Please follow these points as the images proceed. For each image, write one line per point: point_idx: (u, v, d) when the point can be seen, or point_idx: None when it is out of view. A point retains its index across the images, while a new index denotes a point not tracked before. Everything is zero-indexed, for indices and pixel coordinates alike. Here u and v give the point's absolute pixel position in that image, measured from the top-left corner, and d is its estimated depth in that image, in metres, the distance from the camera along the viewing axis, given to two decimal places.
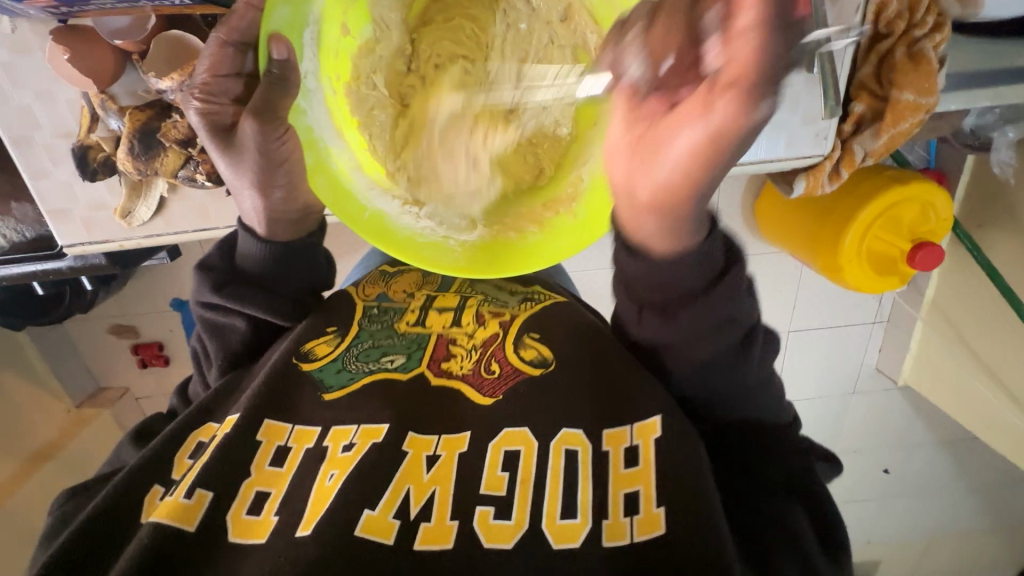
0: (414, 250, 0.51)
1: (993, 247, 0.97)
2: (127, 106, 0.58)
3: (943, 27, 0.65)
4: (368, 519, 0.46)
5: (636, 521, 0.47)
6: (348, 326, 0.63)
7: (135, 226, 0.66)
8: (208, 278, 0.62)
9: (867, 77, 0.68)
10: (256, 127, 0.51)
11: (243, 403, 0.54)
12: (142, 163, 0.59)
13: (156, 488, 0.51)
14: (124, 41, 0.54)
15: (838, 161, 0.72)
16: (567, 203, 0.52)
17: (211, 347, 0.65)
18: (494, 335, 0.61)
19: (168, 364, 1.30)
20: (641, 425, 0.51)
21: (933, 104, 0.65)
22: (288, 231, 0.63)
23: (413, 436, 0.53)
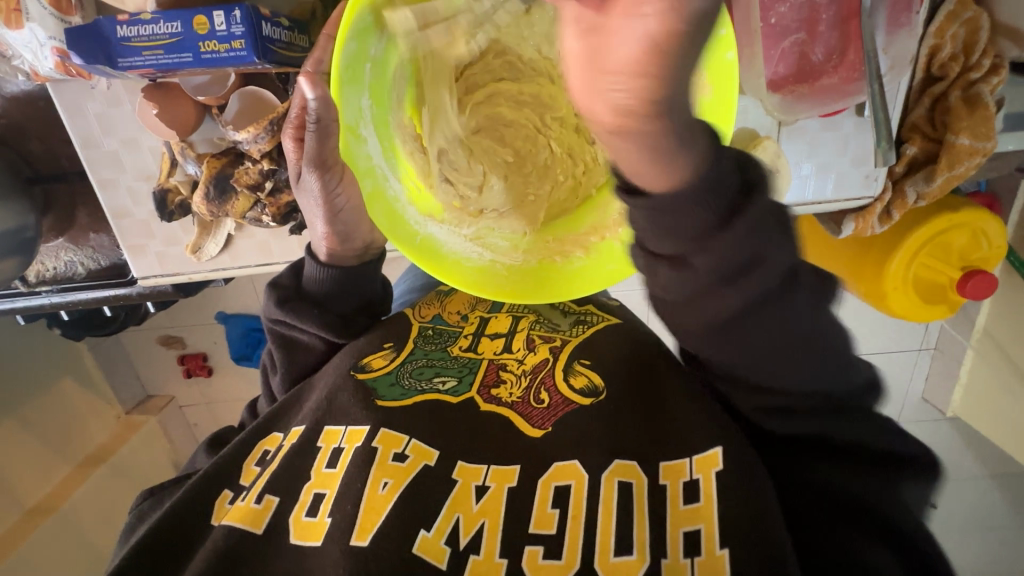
0: (462, 274, 0.55)
1: None
2: (203, 153, 0.62)
3: (1001, 69, 0.64)
4: (423, 539, 0.49)
5: (698, 562, 0.47)
6: (404, 343, 0.65)
7: (204, 261, 0.71)
8: (275, 295, 0.65)
9: (919, 119, 0.68)
10: (316, 176, 0.56)
11: (309, 414, 0.59)
12: (215, 206, 0.63)
13: (223, 491, 0.57)
14: (206, 97, 0.58)
15: (890, 203, 0.71)
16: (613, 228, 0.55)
17: (278, 356, 0.67)
18: (546, 361, 0.61)
19: (210, 375, 1.39)
20: (701, 457, 0.51)
21: (990, 148, 0.63)
22: (352, 257, 0.65)
23: (462, 465, 0.54)
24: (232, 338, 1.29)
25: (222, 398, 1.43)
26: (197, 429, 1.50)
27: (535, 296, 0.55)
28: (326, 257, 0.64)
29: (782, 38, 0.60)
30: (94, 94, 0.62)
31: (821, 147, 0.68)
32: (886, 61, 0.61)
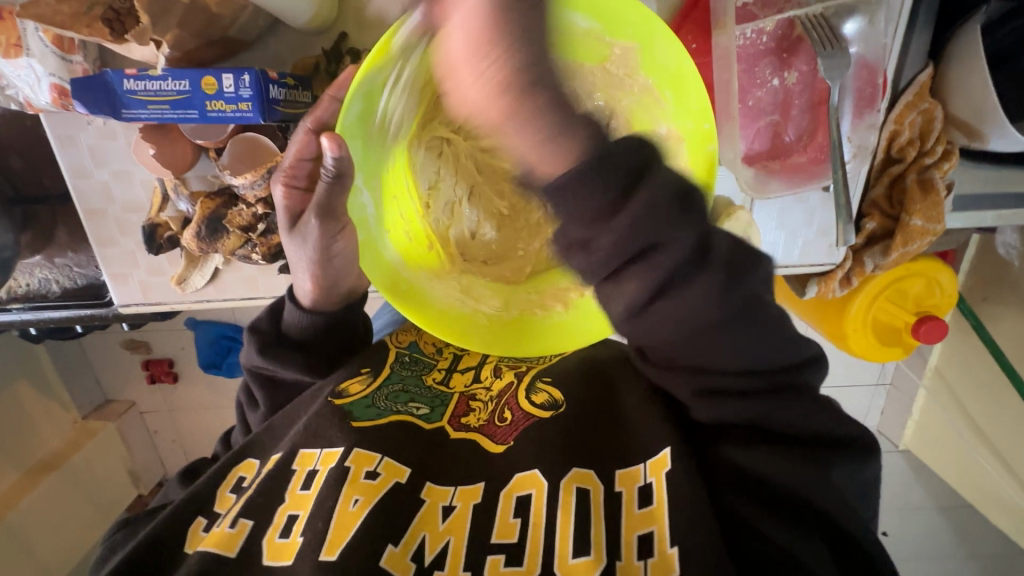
0: (438, 321, 0.56)
1: (999, 322, 1.01)
2: (196, 191, 0.62)
3: (951, 157, 0.70)
4: (390, 553, 0.51)
5: (651, 565, 0.48)
6: (381, 368, 0.66)
7: (188, 292, 0.71)
8: (256, 341, 0.67)
9: (878, 197, 0.74)
10: (317, 222, 0.55)
11: (287, 441, 0.60)
12: (206, 244, 0.64)
13: (195, 517, 0.57)
14: (204, 141, 0.58)
15: (849, 271, 0.76)
16: (590, 287, 0.58)
17: (259, 394, 0.69)
18: (510, 385, 0.65)
19: (175, 382, 1.37)
20: (654, 460, 0.53)
21: (939, 229, 0.69)
22: (332, 301, 0.66)
23: (431, 485, 0.56)
24: (201, 346, 1.27)
25: (185, 405, 1.41)
26: (156, 435, 1.49)
27: (509, 350, 0.57)
28: (310, 303, 0.66)
29: (758, 117, 0.64)
30: (88, 127, 0.62)
31: (790, 217, 0.72)
32: (851, 146, 0.66)
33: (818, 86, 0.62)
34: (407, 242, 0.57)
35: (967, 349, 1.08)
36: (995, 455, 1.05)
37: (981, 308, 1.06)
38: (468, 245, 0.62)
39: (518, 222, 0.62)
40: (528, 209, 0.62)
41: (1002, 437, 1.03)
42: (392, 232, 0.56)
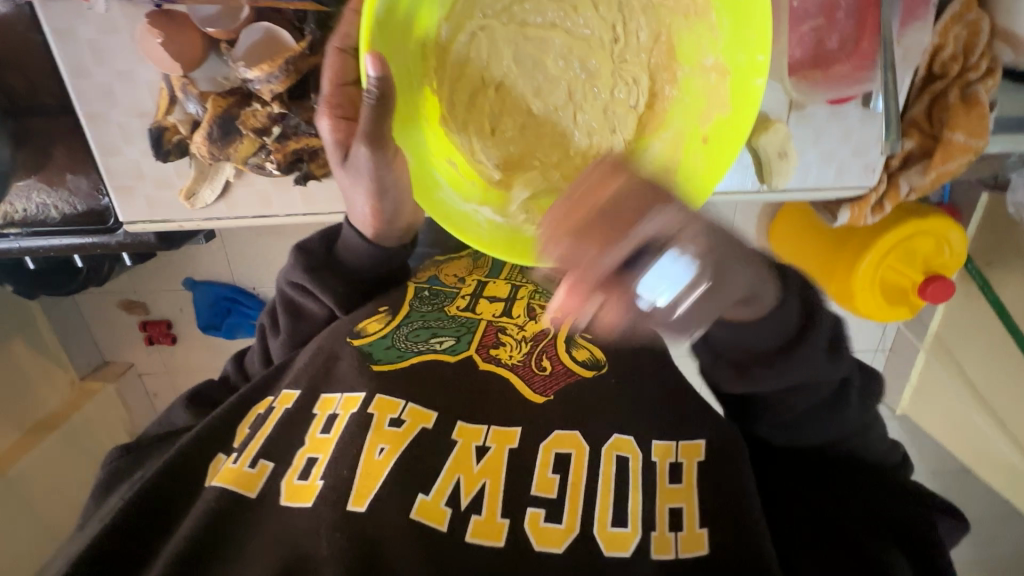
0: (448, 214, 0.52)
1: (1002, 285, 1.01)
2: (207, 92, 0.58)
3: (995, 73, 0.67)
4: (423, 503, 0.51)
5: (682, 538, 0.51)
6: (399, 305, 0.67)
7: (197, 208, 0.68)
8: (303, 258, 0.69)
9: (919, 116, 0.71)
10: (370, 152, 0.54)
11: (303, 380, 0.60)
12: (217, 148, 0.60)
13: (218, 454, 0.57)
14: (215, 30, 0.55)
15: (883, 195, 0.74)
16: None
17: (283, 321, 0.69)
18: (546, 332, 0.63)
19: (175, 344, 1.34)
20: (687, 444, 0.56)
21: (982, 146, 0.66)
22: (394, 239, 0.68)
23: (462, 426, 0.56)
24: (201, 307, 1.25)
25: (186, 366, 1.37)
26: (156, 400, 1.45)
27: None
28: (372, 235, 0.66)
29: (801, 22, 0.62)
30: (89, 18, 0.58)
31: (827, 135, 0.69)
32: (900, 51, 0.63)
33: None
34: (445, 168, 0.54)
35: (973, 311, 1.07)
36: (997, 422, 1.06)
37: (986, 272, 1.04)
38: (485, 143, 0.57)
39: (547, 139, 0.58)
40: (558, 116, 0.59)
41: (1007, 406, 1.03)
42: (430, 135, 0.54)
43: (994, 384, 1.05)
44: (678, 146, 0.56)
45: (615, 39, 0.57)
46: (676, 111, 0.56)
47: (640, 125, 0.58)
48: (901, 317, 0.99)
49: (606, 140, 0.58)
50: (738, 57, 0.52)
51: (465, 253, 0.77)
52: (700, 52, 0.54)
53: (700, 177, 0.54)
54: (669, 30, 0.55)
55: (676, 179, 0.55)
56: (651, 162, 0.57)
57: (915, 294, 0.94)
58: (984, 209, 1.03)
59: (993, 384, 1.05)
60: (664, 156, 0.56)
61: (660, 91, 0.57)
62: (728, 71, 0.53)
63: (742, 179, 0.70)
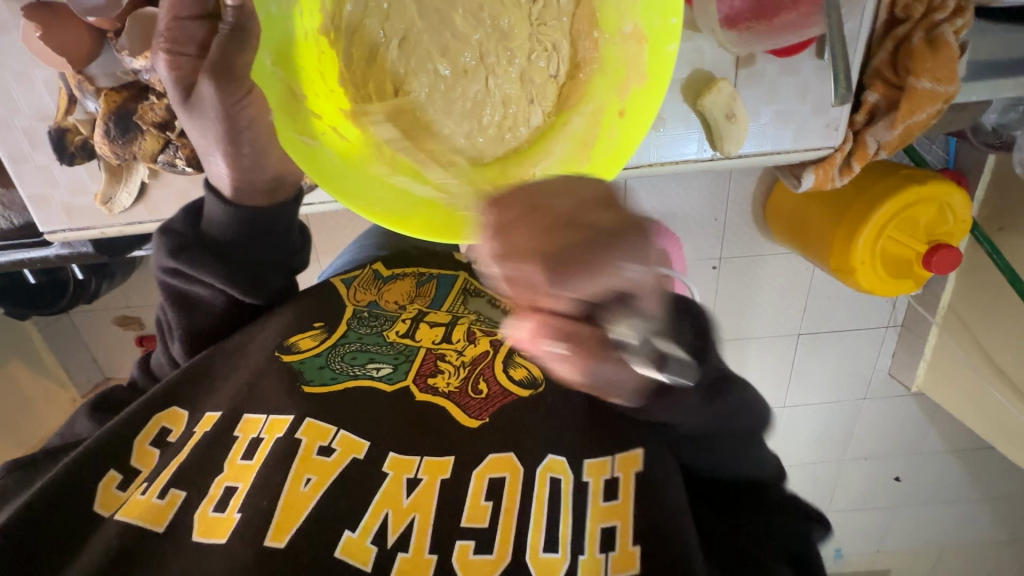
0: (337, 185, 0.47)
1: (1014, 250, 0.95)
2: (103, 88, 0.55)
3: (965, 12, 0.61)
4: (346, 540, 0.47)
5: (613, 558, 0.47)
6: (336, 323, 0.66)
7: (117, 213, 0.65)
8: (167, 242, 0.59)
9: (882, 65, 0.64)
10: (214, 84, 0.49)
11: (227, 401, 0.57)
12: (119, 147, 0.57)
13: (110, 470, 0.53)
14: (97, 19, 0.51)
15: (849, 154, 0.68)
16: (509, 187, 0.51)
17: (174, 316, 0.64)
18: (485, 353, 0.62)
19: None
20: (624, 457, 0.51)
21: (952, 93, 0.61)
22: (261, 198, 0.60)
23: (396, 458, 0.52)
24: None
25: None
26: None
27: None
28: (231, 194, 0.58)
29: None
30: None
31: (780, 93, 0.64)
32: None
33: None
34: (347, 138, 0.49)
35: (988, 280, 1.00)
36: (1015, 392, 0.99)
37: (997, 238, 0.98)
38: (389, 105, 0.53)
39: (455, 108, 0.54)
40: (468, 80, 0.54)
41: None
42: (316, 105, 0.48)
43: (1012, 357, 0.98)
44: (596, 120, 0.52)
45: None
46: (597, 79, 0.52)
47: (562, 97, 0.54)
48: (907, 289, 0.92)
49: (524, 111, 0.54)
50: (653, 21, 0.48)
51: (410, 272, 0.75)
52: (620, 18, 0.50)
53: (612, 153, 0.50)
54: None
55: (589, 156, 0.51)
56: (569, 138, 0.52)
57: (920, 265, 0.87)
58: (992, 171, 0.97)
59: (1011, 357, 0.98)
60: (582, 133, 0.52)
61: (581, 55, 0.53)
62: (646, 39, 0.49)
63: (693, 146, 0.65)
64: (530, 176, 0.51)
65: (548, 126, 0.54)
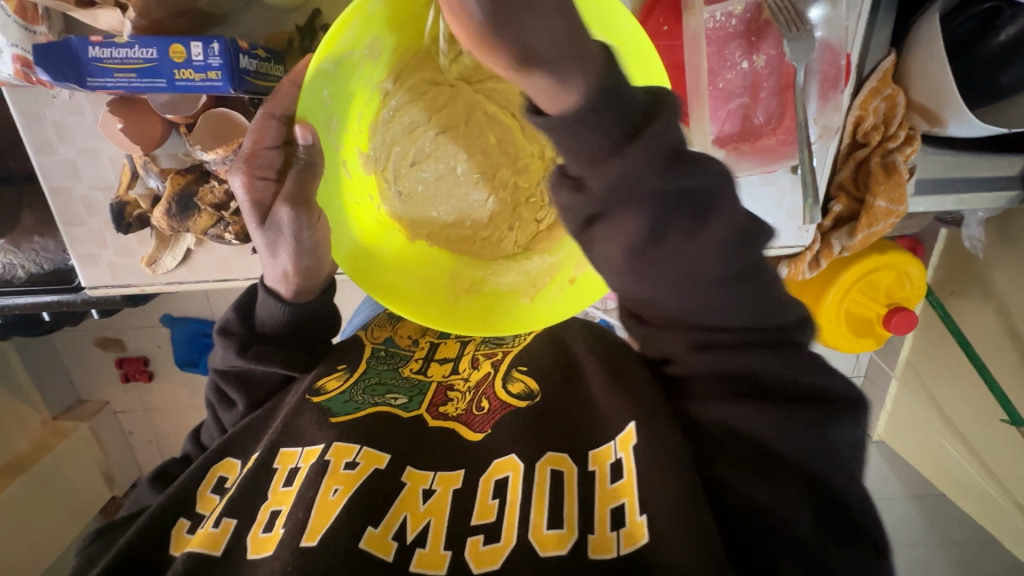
0: (368, 276, 0.60)
1: (963, 316, 1.08)
2: (167, 168, 0.62)
3: (913, 141, 0.73)
4: (370, 535, 0.52)
5: (624, 534, 0.50)
6: (358, 363, 0.70)
7: (158, 273, 0.70)
8: (231, 343, 0.69)
9: (844, 180, 0.76)
10: (292, 214, 0.57)
11: (265, 441, 0.62)
12: (176, 222, 0.63)
13: (179, 519, 0.59)
14: (174, 116, 0.58)
15: (818, 253, 0.79)
16: (472, 284, 0.66)
17: (235, 391, 0.71)
18: (488, 373, 0.68)
19: (150, 380, 1.42)
20: (622, 436, 0.55)
21: (903, 211, 0.72)
22: (306, 293, 0.68)
23: (410, 470, 0.58)
24: (176, 342, 1.34)
25: (158, 403, 1.46)
26: (132, 437, 1.53)
27: (470, 327, 0.62)
28: (289, 295, 0.67)
29: (728, 100, 0.66)
30: (53, 102, 0.61)
31: (761, 198, 0.74)
32: (817, 129, 0.68)
33: (784, 70, 0.65)
34: (356, 198, 0.62)
35: (936, 337, 1.12)
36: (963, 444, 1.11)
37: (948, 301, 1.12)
38: (400, 172, 0.66)
39: (452, 202, 0.68)
40: (474, 188, 0.68)
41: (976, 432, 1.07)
42: (348, 192, 0.61)
43: (960, 412, 1.10)
44: (554, 276, 0.65)
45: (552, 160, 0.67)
46: (564, 243, 0.64)
47: (534, 239, 0.68)
48: (867, 347, 1.01)
49: (501, 233, 0.68)
50: None
51: None
52: None
53: (553, 309, 0.63)
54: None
55: (530, 297, 0.65)
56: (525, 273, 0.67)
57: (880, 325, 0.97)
58: (944, 240, 1.11)
59: (959, 412, 1.10)
60: (537, 274, 0.66)
61: (562, 223, 0.66)
62: None
63: None
64: (483, 287, 0.66)
65: (519, 251, 0.68)
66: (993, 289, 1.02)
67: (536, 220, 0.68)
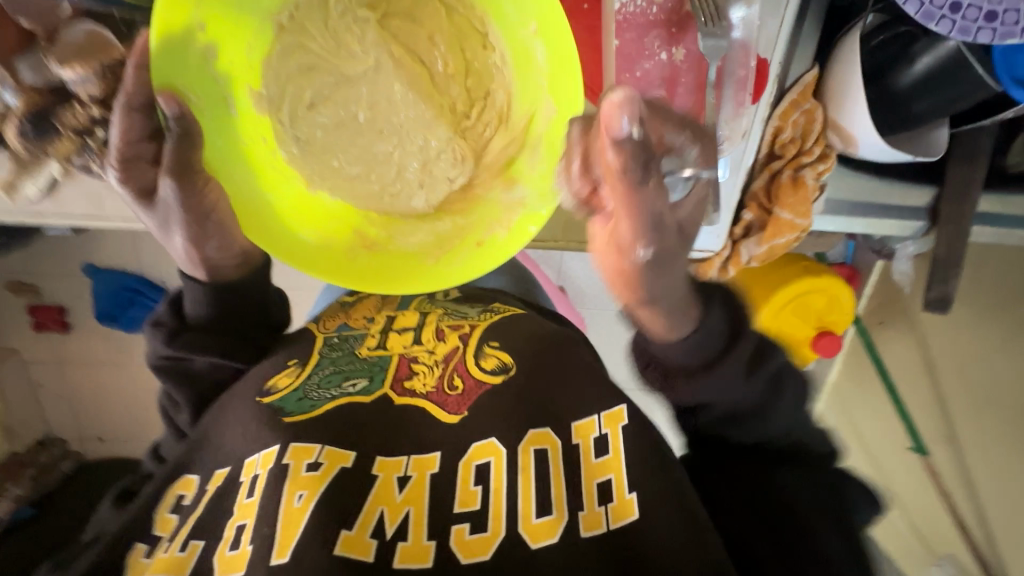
0: (257, 224, 0.55)
1: (888, 344, 1.16)
2: (26, 84, 0.56)
3: (828, 158, 0.74)
4: (346, 538, 0.54)
5: (613, 511, 0.57)
6: (309, 357, 0.73)
7: (19, 201, 0.65)
8: (161, 334, 0.69)
9: (758, 190, 0.77)
10: (178, 188, 0.56)
11: (230, 455, 0.63)
12: (32, 144, 0.58)
13: (134, 545, 0.59)
14: (30, 23, 0.54)
15: (727, 259, 0.81)
16: (373, 242, 0.60)
17: (180, 393, 0.70)
18: (456, 348, 0.71)
19: (66, 330, 1.42)
20: (610, 414, 0.61)
21: (807, 225, 0.73)
22: (233, 268, 0.69)
23: (382, 460, 0.61)
24: (95, 293, 1.32)
25: (70, 354, 1.46)
26: (41, 389, 1.50)
27: (372, 285, 0.56)
28: (206, 276, 0.68)
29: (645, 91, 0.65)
30: None
31: None
32: (726, 132, 0.67)
33: (703, 67, 0.64)
34: (249, 140, 0.57)
35: (861, 363, 1.24)
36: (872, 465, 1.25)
37: (878, 330, 1.19)
38: (297, 116, 0.61)
39: (354, 151, 0.63)
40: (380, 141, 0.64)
41: (879, 453, 1.22)
42: (241, 130, 0.56)
43: (875, 437, 1.23)
44: (472, 233, 0.59)
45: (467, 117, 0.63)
46: (479, 205, 0.60)
47: (445, 198, 0.64)
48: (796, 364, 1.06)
49: (411, 193, 0.63)
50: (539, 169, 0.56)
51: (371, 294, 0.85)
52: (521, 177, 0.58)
53: (458, 268, 0.57)
54: (500, 102, 0.60)
55: (435, 257, 0.59)
56: (435, 232, 0.61)
57: (806, 346, 1.01)
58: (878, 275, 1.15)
59: (873, 436, 1.23)
60: (447, 234, 0.60)
61: (479, 180, 0.62)
62: (523, 202, 0.57)
63: None
64: (390, 245, 0.60)
65: (434, 212, 0.63)
66: (918, 322, 1.08)
67: (450, 181, 0.64)
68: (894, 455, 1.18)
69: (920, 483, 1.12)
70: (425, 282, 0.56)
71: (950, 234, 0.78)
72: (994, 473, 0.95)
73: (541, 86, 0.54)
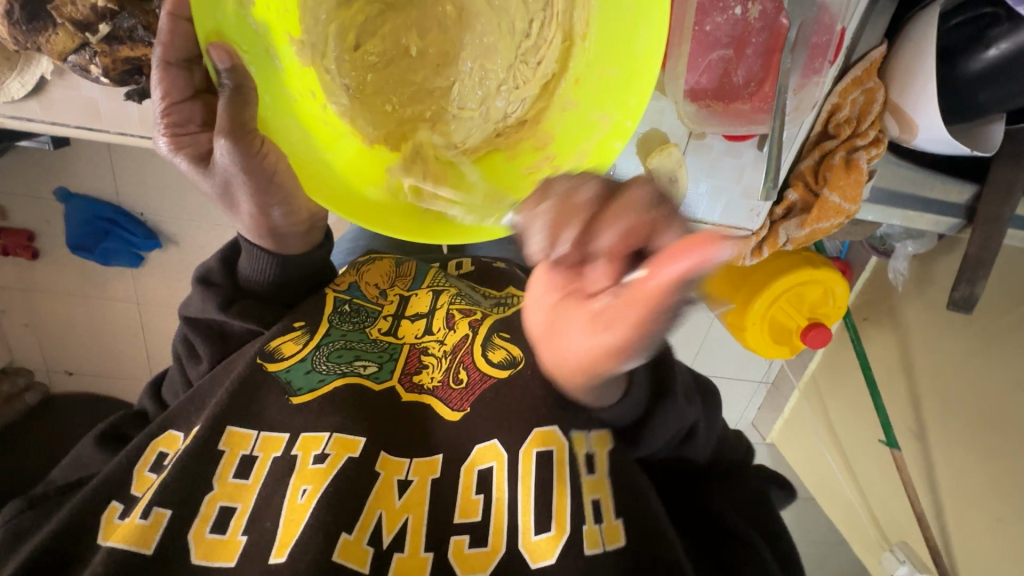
0: (325, 187, 0.50)
1: (872, 340, 1.13)
2: None
3: (880, 144, 0.70)
4: (344, 543, 0.52)
5: (606, 531, 0.55)
6: (317, 323, 0.67)
7: (1, 101, 0.61)
8: (214, 295, 0.69)
9: (806, 169, 0.74)
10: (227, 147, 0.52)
11: (207, 415, 0.58)
12: (21, 33, 0.53)
13: (109, 500, 0.57)
14: None
15: (764, 239, 0.77)
16: (437, 192, 0.55)
17: (203, 349, 0.70)
18: (465, 337, 0.65)
19: (34, 257, 1.31)
20: (601, 435, 0.59)
21: (853, 211, 0.71)
22: (299, 245, 0.69)
23: (386, 456, 0.58)
24: (71, 220, 1.22)
25: (42, 284, 1.37)
26: (4, 316, 1.42)
27: (449, 233, 0.51)
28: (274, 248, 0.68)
29: (711, 49, 0.61)
30: None
31: (721, 170, 0.70)
32: (793, 102, 0.64)
33: (778, 28, 0.59)
34: (297, 93, 0.51)
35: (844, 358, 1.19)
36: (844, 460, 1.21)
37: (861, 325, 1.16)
38: (342, 59, 0.55)
39: (409, 91, 0.59)
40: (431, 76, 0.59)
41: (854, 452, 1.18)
42: (286, 79, 0.50)
43: (846, 429, 1.19)
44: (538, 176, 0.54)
45: (527, 35, 0.56)
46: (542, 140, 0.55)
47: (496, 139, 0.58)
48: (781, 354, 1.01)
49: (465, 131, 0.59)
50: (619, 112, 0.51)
51: (387, 256, 0.79)
52: (589, 121, 0.53)
53: (526, 210, 0.52)
54: (571, 30, 0.53)
55: (502, 201, 0.54)
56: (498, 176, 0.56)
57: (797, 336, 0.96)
58: (871, 269, 1.14)
59: (846, 427, 1.19)
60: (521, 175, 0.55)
61: (539, 114, 0.56)
62: (600, 137, 0.52)
63: None
64: (453, 191, 0.55)
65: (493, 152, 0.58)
66: (902, 321, 1.06)
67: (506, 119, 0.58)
68: (868, 450, 1.15)
69: (886, 475, 1.10)
70: (498, 227, 0.52)
71: (983, 234, 0.75)
72: (970, 479, 0.93)
73: (628, 4, 0.47)
